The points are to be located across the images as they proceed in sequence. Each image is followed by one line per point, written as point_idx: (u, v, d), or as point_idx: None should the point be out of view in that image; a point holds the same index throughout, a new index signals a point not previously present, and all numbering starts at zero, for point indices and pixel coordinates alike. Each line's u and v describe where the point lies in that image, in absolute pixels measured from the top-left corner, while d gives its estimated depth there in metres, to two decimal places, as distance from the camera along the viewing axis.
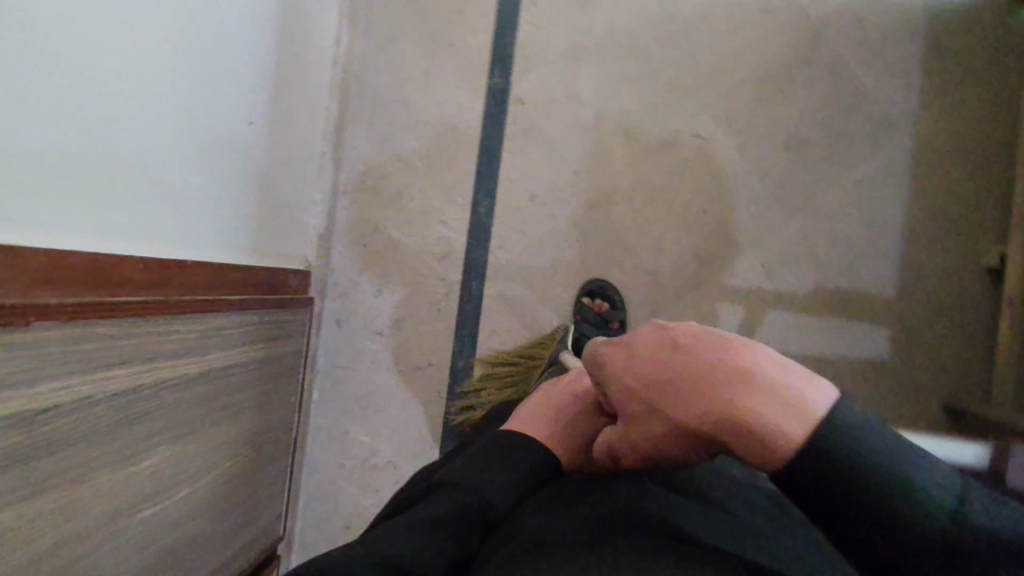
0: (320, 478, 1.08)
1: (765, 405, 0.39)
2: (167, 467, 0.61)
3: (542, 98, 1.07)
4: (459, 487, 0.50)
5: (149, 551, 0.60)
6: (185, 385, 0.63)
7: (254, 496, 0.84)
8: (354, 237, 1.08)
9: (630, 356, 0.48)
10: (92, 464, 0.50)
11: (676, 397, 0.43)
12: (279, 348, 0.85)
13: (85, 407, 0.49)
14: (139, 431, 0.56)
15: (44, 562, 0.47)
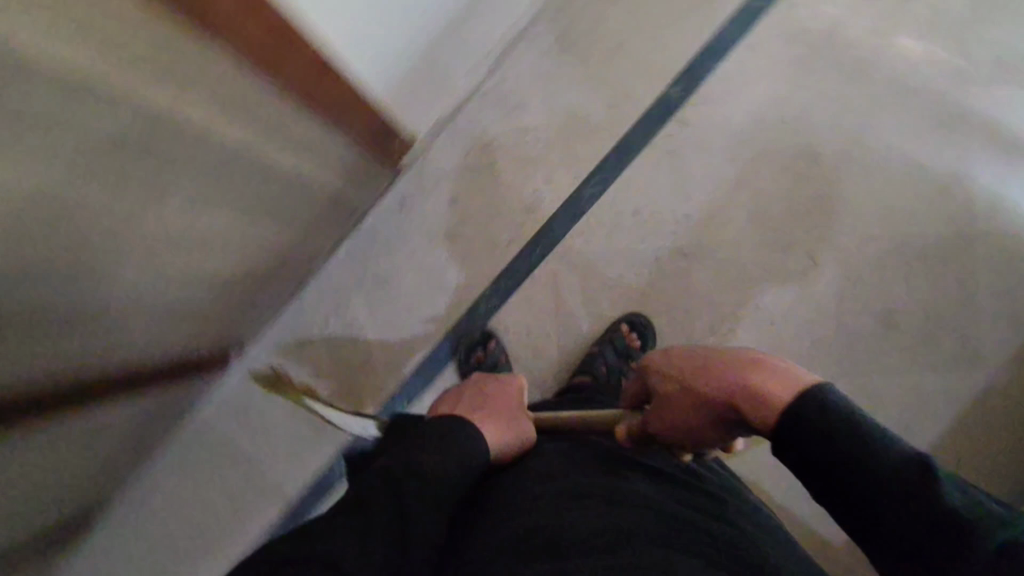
0: (301, 320, 1.09)
1: (764, 378, 0.50)
2: (214, 230, 0.63)
3: (704, 132, 1.05)
4: (391, 472, 0.54)
5: (157, 291, 0.62)
6: (267, 170, 0.64)
7: (248, 295, 0.85)
8: (464, 141, 1.07)
9: (670, 354, 0.61)
10: (168, 193, 0.52)
11: (703, 373, 0.55)
12: (342, 184, 0.86)
13: (191, 139, 0.50)
14: (217, 186, 0.57)
15: (86, 249, 0.48)
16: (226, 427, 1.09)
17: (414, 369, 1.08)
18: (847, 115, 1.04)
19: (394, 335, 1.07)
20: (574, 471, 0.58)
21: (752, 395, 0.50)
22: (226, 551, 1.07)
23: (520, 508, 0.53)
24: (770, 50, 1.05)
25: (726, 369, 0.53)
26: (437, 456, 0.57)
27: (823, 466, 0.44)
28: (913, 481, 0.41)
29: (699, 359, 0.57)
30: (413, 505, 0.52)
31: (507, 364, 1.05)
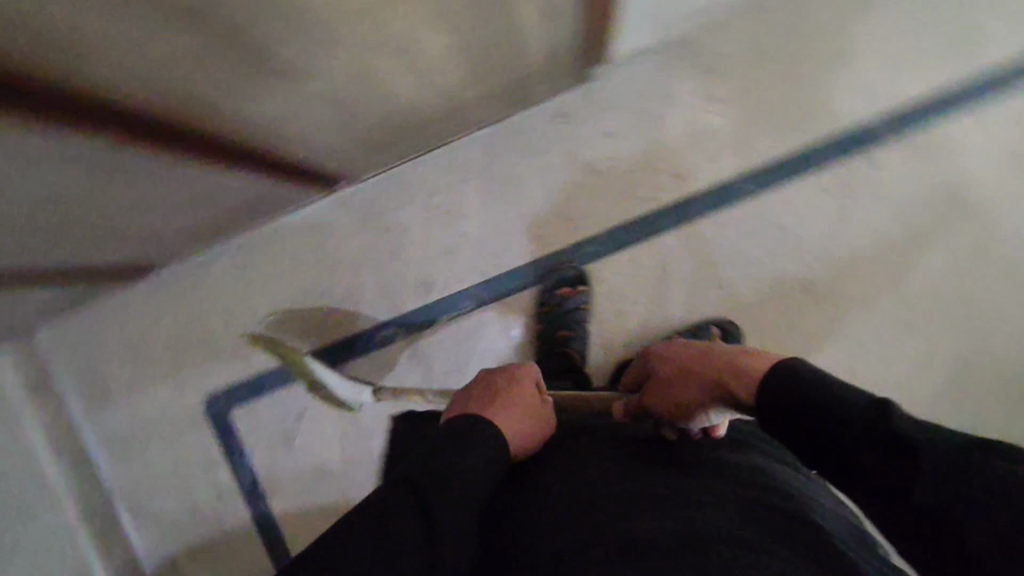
0: (411, 181, 1.05)
1: (749, 363, 0.63)
2: (414, 37, 0.58)
3: (887, 181, 0.98)
4: (410, 479, 0.61)
5: (333, 74, 0.58)
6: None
7: (394, 132, 0.81)
8: (650, 79, 1.00)
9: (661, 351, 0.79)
10: None
11: (694, 361, 0.71)
12: (535, 70, 0.80)
13: None
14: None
15: None
16: (297, 250, 1.07)
17: (500, 279, 1.06)
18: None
19: (493, 238, 1.05)
20: (611, 479, 0.62)
21: (741, 376, 0.62)
22: (254, 355, 1.10)
23: (555, 528, 0.57)
24: (991, 131, 0.98)
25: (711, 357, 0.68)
26: (458, 459, 0.63)
27: (807, 433, 0.52)
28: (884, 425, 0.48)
29: (694, 350, 0.72)
30: (433, 511, 0.58)
31: (586, 312, 1.04)
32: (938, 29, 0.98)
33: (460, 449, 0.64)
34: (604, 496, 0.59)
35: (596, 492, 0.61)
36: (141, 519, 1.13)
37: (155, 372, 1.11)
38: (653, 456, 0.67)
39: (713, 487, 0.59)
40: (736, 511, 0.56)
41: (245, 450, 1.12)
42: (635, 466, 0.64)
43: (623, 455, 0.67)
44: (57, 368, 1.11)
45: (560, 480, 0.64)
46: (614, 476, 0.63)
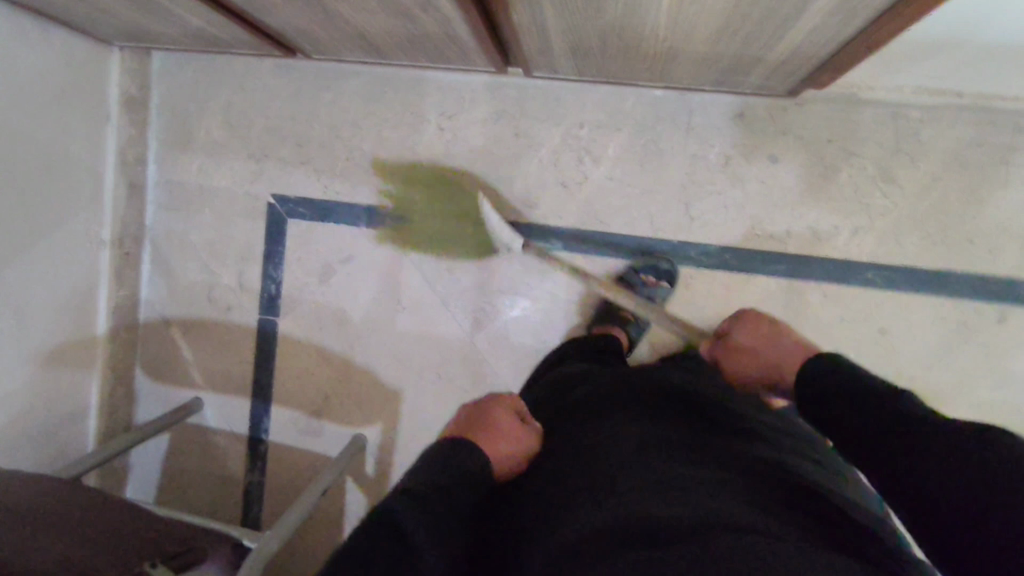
0: (566, 101, 1.01)
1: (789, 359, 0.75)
2: None
3: (1006, 341, 0.94)
4: (391, 510, 0.55)
5: None
6: None
7: (593, 48, 0.77)
8: (841, 127, 0.95)
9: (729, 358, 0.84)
10: None
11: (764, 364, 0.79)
12: (755, 63, 0.76)
13: None
14: None
15: None
16: (429, 108, 1.04)
17: (596, 235, 1.03)
18: None
19: (610, 195, 1.02)
20: (611, 449, 0.61)
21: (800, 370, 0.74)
22: (335, 181, 1.08)
23: (565, 512, 0.56)
24: None
25: (765, 341, 0.79)
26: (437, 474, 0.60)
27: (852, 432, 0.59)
28: (842, 407, 0.61)
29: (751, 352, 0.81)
30: (420, 533, 0.54)
31: (656, 308, 1.01)
32: None
33: (445, 466, 0.61)
34: (621, 481, 0.56)
35: (613, 473, 0.58)
36: (161, 271, 1.13)
37: (241, 148, 1.09)
38: (679, 429, 0.63)
39: (749, 482, 0.56)
40: (783, 512, 0.52)
41: (281, 263, 1.10)
42: (658, 439, 0.61)
43: (646, 424, 0.64)
44: (160, 96, 1.10)
45: (563, 461, 0.63)
46: (636, 455, 0.59)
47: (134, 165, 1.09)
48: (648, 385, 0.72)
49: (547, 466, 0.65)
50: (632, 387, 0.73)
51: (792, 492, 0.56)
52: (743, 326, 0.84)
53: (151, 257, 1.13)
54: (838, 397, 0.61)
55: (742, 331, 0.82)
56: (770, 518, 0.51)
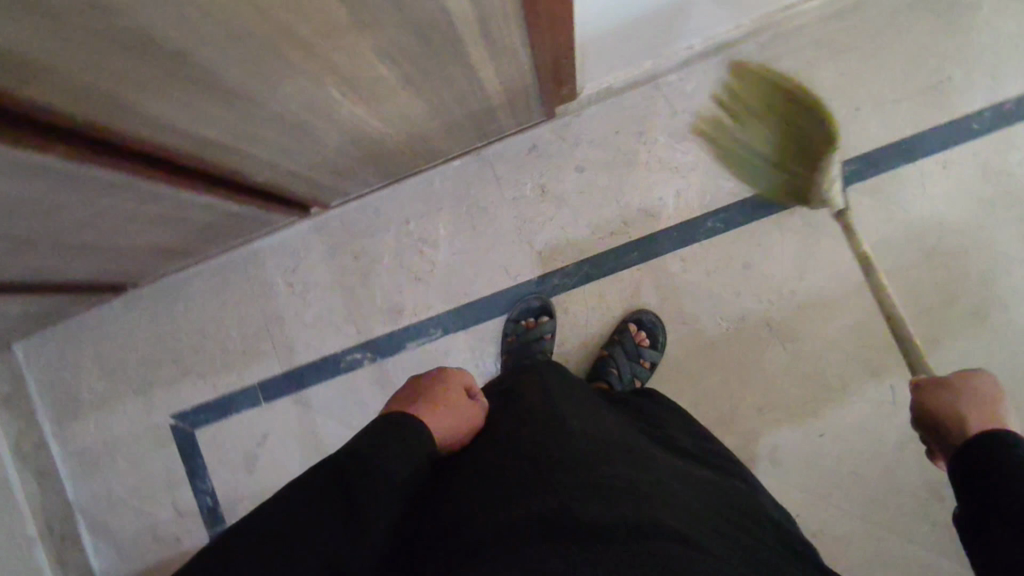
0: (385, 207, 1.07)
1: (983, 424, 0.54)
2: (358, 89, 0.60)
3: (852, 222, 0.99)
4: (340, 484, 0.57)
5: (278, 119, 0.60)
6: (435, 59, 0.60)
7: (357, 165, 0.83)
8: (618, 119, 1.02)
9: (962, 389, 0.59)
10: (325, 45, 0.50)
11: (966, 408, 0.57)
12: (496, 114, 0.83)
13: (369, 12, 0.47)
14: (375, 56, 0.55)
15: (232, 64, 0.47)
16: (272, 273, 1.09)
17: (468, 305, 1.07)
18: (1005, 275, 0.96)
19: (462, 266, 1.06)
20: (562, 443, 0.64)
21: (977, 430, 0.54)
22: (221, 376, 1.10)
23: (512, 499, 0.58)
24: (965, 177, 0.96)
25: (980, 410, 0.56)
26: (393, 457, 0.60)
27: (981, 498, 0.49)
28: (971, 456, 0.52)
29: (962, 401, 0.58)
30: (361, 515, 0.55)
31: (551, 343, 1.03)
32: (915, 76, 0.97)
33: (394, 448, 0.61)
34: (567, 475, 0.59)
35: (557, 464, 0.61)
36: (101, 535, 1.13)
37: (125, 388, 1.12)
38: (610, 440, 0.67)
39: (665, 488, 0.61)
40: (687, 514, 0.58)
41: (206, 472, 1.10)
42: (597, 445, 0.65)
43: (588, 431, 0.68)
44: (33, 379, 1.13)
45: (517, 447, 0.66)
46: (582, 456, 0.62)
47: (36, 453, 1.11)
48: (589, 406, 0.77)
49: (490, 451, 0.67)
50: (573, 400, 0.77)
51: (704, 505, 0.61)
52: (974, 386, 0.59)
53: (87, 529, 1.13)
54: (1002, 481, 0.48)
55: (967, 384, 0.59)
56: (677, 519, 0.56)
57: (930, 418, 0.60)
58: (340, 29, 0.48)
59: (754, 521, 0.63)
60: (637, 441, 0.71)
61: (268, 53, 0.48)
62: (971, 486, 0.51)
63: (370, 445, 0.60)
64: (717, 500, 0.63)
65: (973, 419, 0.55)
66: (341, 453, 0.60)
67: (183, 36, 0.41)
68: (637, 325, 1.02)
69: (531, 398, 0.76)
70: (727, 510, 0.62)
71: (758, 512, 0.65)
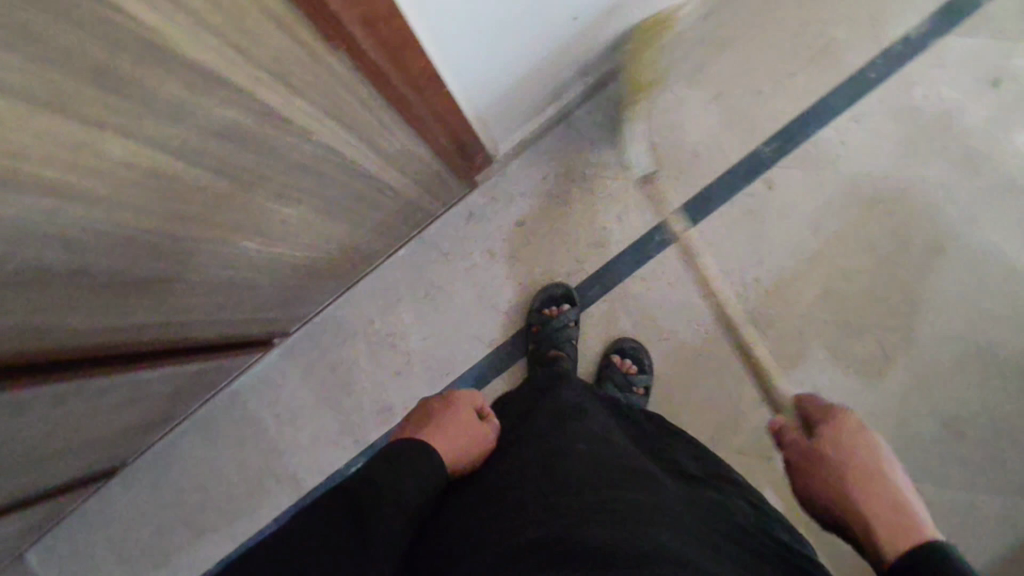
0: (346, 314, 1.08)
1: (890, 513, 0.51)
2: (271, 232, 0.61)
3: (788, 197, 1.01)
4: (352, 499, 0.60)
5: (203, 283, 0.61)
6: (336, 184, 0.62)
7: (300, 291, 0.84)
8: (540, 166, 1.05)
9: (851, 453, 0.57)
10: (219, 210, 0.51)
11: (858, 484, 0.55)
12: (419, 204, 0.85)
13: (250, 171, 0.49)
14: (275, 202, 0.56)
15: (133, 256, 0.48)
16: (257, 408, 1.09)
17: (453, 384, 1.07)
18: (946, 205, 0.98)
19: (436, 348, 1.07)
20: (568, 467, 0.64)
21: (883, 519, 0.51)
22: (235, 525, 1.09)
23: (518, 520, 0.58)
24: (879, 125, 0.99)
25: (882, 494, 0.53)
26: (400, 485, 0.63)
27: None
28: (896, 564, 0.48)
29: (854, 473, 0.56)
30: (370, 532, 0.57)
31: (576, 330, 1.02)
32: (802, 47, 1.00)
33: (402, 478, 0.63)
34: (569, 499, 0.59)
35: (561, 487, 0.61)
36: None
37: (144, 564, 1.10)
38: (623, 463, 0.66)
39: (675, 513, 0.59)
40: (696, 539, 0.56)
41: None
42: (609, 470, 0.64)
43: (597, 452, 0.67)
44: None
45: (524, 471, 0.66)
46: (595, 482, 0.61)
47: None
48: (606, 425, 0.76)
49: (499, 478, 0.67)
50: (585, 418, 0.76)
51: (704, 526, 0.60)
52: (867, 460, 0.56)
53: None
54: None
55: (855, 450, 0.58)
56: (685, 541, 0.55)
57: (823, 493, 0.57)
58: (225, 195, 0.49)
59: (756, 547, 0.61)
60: (650, 463, 0.70)
61: (165, 236, 0.49)
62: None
63: (378, 472, 0.63)
64: (718, 523, 0.62)
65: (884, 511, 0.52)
66: (357, 475, 0.63)
67: (66, 256, 0.42)
68: (621, 355, 1.02)
69: (542, 420, 0.76)
70: (728, 534, 0.61)
71: (760, 535, 0.64)
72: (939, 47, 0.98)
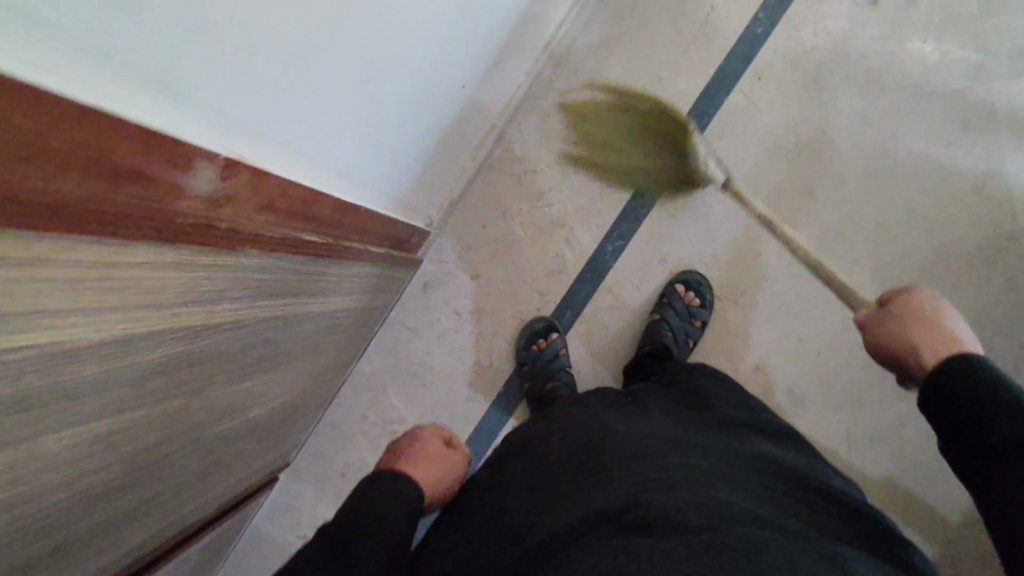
0: (340, 418, 1.07)
1: (940, 345, 0.56)
2: (245, 410, 0.60)
3: (720, 170, 1.02)
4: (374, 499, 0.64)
5: (191, 476, 0.60)
6: (295, 337, 0.61)
7: (289, 427, 0.83)
8: (478, 215, 1.05)
9: (918, 301, 0.61)
10: (188, 420, 0.50)
11: (919, 325, 0.59)
12: (378, 303, 0.84)
13: (203, 378, 0.47)
14: (239, 384, 0.55)
15: (110, 501, 0.47)
16: (283, 538, 1.07)
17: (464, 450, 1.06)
18: (866, 130, 1.00)
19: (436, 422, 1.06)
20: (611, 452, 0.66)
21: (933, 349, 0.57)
22: None
23: (564, 513, 0.60)
24: (780, 74, 1.01)
25: (937, 328, 0.58)
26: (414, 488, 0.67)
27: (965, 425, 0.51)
28: (940, 383, 0.54)
29: (917, 313, 0.60)
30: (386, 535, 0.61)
31: (567, 357, 1.02)
32: (685, 25, 1.01)
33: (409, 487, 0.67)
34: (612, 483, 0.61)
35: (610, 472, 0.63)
36: None
37: None
38: (662, 436, 0.68)
39: (716, 474, 0.61)
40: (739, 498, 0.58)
41: None
42: (648, 452, 0.65)
43: (640, 435, 0.68)
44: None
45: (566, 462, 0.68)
46: (640, 472, 0.61)
47: None
48: (658, 415, 0.76)
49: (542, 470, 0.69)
50: (632, 414, 0.76)
51: (748, 482, 0.62)
52: (919, 306, 0.60)
53: None
54: (977, 404, 0.51)
55: (917, 300, 0.61)
56: (728, 501, 0.57)
57: (887, 338, 0.62)
58: (184, 408, 0.47)
59: (802, 495, 0.63)
60: (699, 433, 0.71)
61: (138, 467, 0.47)
62: (938, 414, 0.53)
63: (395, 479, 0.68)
64: (762, 480, 0.63)
65: (939, 340, 0.57)
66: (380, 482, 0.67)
67: (35, 545, 0.40)
68: (684, 286, 1.01)
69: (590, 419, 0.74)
70: (771, 485, 0.63)
71: (805, 472, 0.67)
72: None
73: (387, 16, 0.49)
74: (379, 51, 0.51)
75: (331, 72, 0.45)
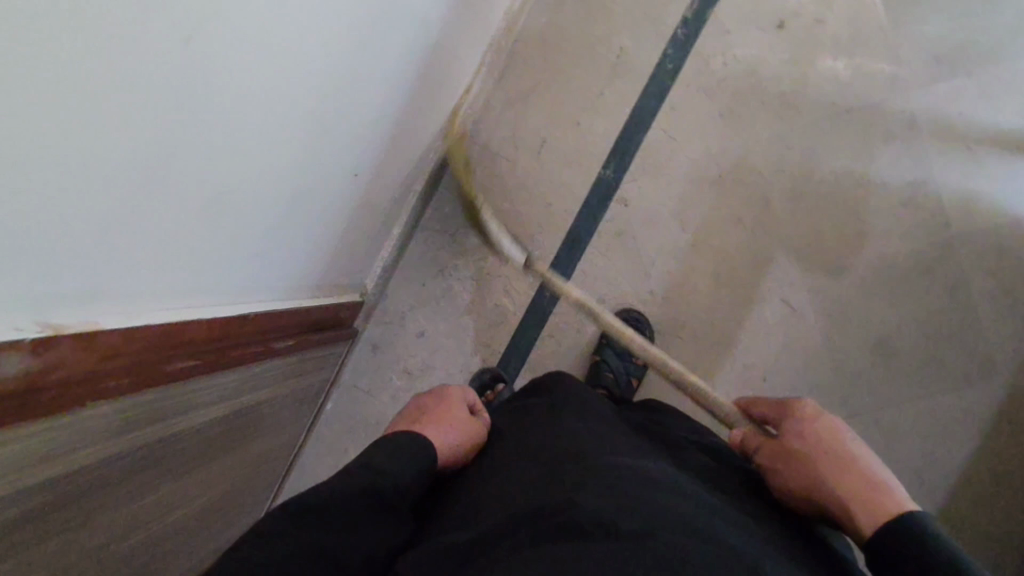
0: (307, 481, 1.10)
1: (868, 496, 0.52)
2: (168, 521, 0.64)
3: (647, 207, 1.03)
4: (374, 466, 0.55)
5: None
6: (205, 441, 0.65)
7: (240, 510, 0.86)
8: (417, 275, 1.08)
9: (824, 441, 0.58)
10: (100, 552, 0.53)
11: (833, 470, 0.55)
12: (305, 380, 0.88)
13: (96, 512, 0.51)
14: (150, 502, 0.58)
15: None
16: None
17: None
18: (788, 152, 1.00)
19: None
20: (565, 450, 0.62)
21: (859, 501, 0.52)
22: None
23: (510, 503, 0.55)
24: (695, 107, 1.02)
25: (857, 475, 0.54)
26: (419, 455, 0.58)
27: None
28: (887, 549, 0.48)
29: (833, 455, 0.56)
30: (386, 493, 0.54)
31: None
32: (596, 70, 1.03)
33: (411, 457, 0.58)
34: (559, 479, 0.55)
35: (560, 469, 0.57)
36: None
37: None
38: (610, 439, 0.65)
39: (670, 474, 0.57)
40: (684, 498, 0.53)
41: None
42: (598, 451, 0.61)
43: (587, 437, 0.64)
44: None
45: (522, 459, 0.63)
46: (586, 464, 0.57)
47: None
48: (603, 413, 0.73)
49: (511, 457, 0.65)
50: (587, 406, 0.73)
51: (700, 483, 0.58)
52: (830, 447, 0.57)
53: None
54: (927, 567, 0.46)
55: (819, 439, 0.58)
56: (685, 504, 0.51)
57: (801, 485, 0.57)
58: (86, 546, 0.51)
59: (748, 495, 0.60)
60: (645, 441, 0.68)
61: None
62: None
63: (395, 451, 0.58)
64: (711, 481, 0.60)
65: (865, 491, 0.53)
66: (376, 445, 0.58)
67: None
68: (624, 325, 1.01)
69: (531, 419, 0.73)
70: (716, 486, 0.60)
71: (740, 474, 0.65)
72: (716, 17, 1.01)
73: (230, 162, 0.49)
74: (224, 192, 0.51)
75: (163, 228, 0.47)
